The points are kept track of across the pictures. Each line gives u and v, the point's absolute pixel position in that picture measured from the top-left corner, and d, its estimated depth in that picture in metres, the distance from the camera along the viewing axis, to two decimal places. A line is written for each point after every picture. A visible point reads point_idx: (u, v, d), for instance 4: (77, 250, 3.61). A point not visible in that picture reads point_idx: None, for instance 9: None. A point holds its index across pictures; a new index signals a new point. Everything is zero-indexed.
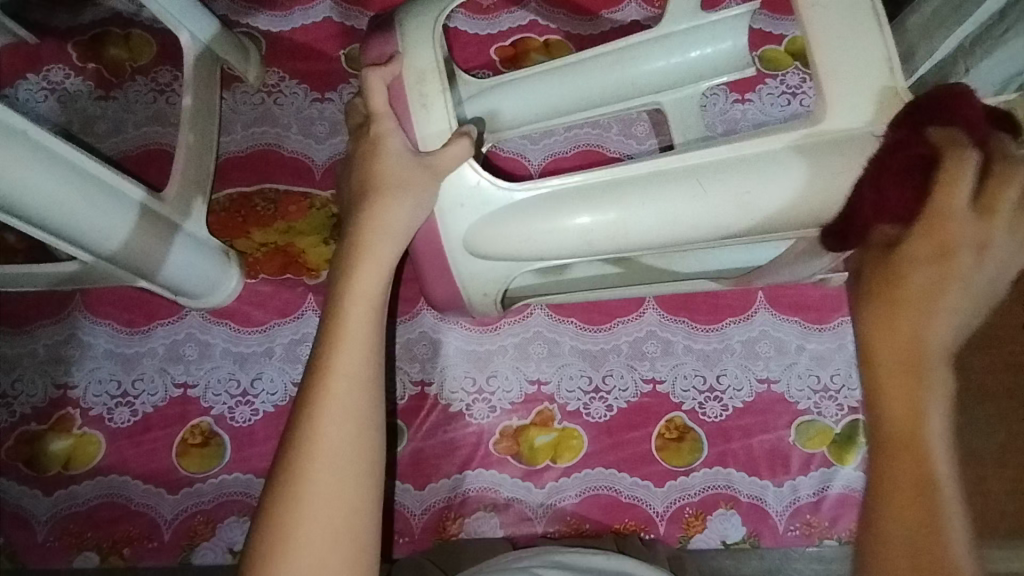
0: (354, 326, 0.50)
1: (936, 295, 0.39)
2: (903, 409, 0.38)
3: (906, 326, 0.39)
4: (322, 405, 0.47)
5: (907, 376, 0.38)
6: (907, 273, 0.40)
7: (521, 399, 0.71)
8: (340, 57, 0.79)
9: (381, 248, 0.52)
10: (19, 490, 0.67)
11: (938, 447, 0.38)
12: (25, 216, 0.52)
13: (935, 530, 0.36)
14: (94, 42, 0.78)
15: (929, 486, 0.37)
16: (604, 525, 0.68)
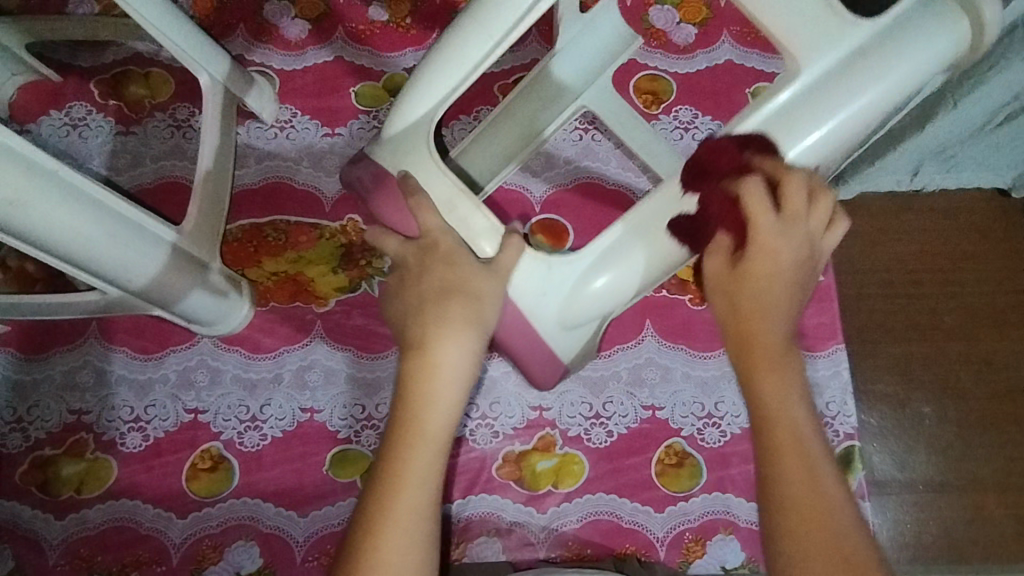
0: (454, 373, 0.53)
1: (778, 292, 0.49)
2: (775, 393, 0.48)
3: (758, 322, 0.49)
4: (415, 442, 0.51)
5: (773, 364, 0.48)
6: (773, 245, 0.49)
7: (523, 424, 0.73)
8: (351, 94, 0.82)
9: (491, 294, 0.55)
10: (31, 514, 0.68)
11: (796, 428, 0.47)
12: (62, 255, 0.55)
13: (817, 489, 0.44)
14: (115, 80, 0.82)
15: (802, 448, 0.46)
16: (605, 550, 0.69)
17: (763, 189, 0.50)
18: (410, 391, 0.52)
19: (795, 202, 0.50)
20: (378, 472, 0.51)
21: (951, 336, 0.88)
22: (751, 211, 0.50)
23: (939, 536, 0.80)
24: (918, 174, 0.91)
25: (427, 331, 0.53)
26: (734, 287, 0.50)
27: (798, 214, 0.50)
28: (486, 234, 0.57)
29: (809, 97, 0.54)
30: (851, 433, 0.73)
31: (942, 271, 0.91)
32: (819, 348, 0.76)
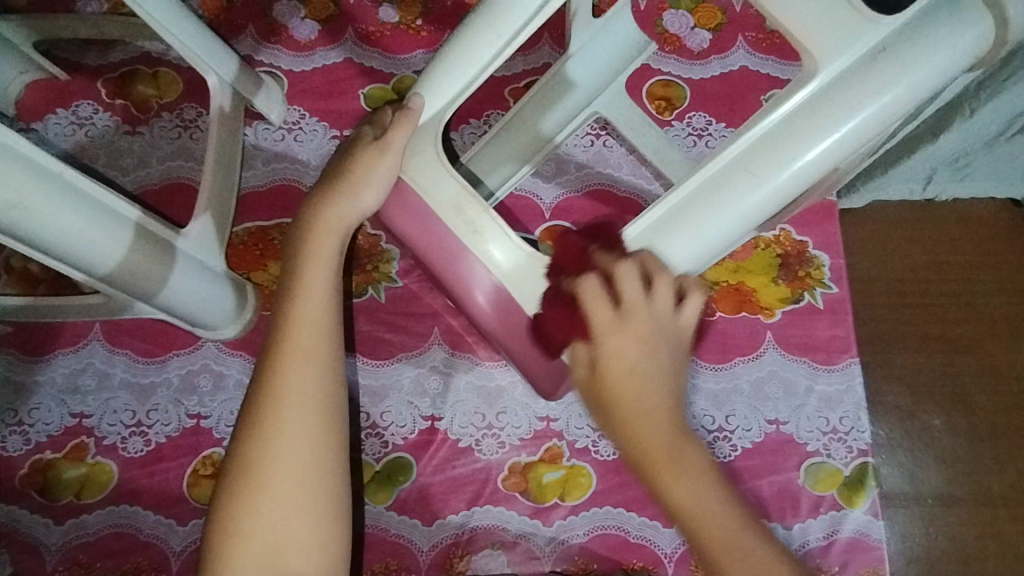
0: (297, 347, 0.55)
1: (653, 396, 0.50)
2: (691, 495, 0.48)
3: (643, 429, 0.49)
4: (270, 419, 0.53)
5: (674, 466, 0.48)
6: (617, 354, 0.51)
7: (530, 435, 0.71)
8: (360, 96, 0.81)
9: (314, 273, 0.58)
10: (30, 519, 0.67)
11: (719, 523, 0.47)
12: (73, 261, 0.55)
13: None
14: (123, 80, 0.81)
15: (728, 542, 0.47)
16: (612, 564, 0.68)
17: (599, 288, 0.53)
18: (259, 378, 0.56)
19: (630, 292, 0.52)
20: (245, 419, 0.55)
21: (961, 347, 0.87)
22: (585, 305, 0.52)
23: (948, 551, 0.80)
24: (931, 183, 0.90)
25: (278, 314, 0.57)
26: (606, 400, 0.51)
27: (646, 309, 0.52)
28: (352, 205, 0.59)
29: (817, 103, 0.51)
30: (865, 449, 0.72)
31: (954, 279, 0.90)
32: (833, 361, 0.74)
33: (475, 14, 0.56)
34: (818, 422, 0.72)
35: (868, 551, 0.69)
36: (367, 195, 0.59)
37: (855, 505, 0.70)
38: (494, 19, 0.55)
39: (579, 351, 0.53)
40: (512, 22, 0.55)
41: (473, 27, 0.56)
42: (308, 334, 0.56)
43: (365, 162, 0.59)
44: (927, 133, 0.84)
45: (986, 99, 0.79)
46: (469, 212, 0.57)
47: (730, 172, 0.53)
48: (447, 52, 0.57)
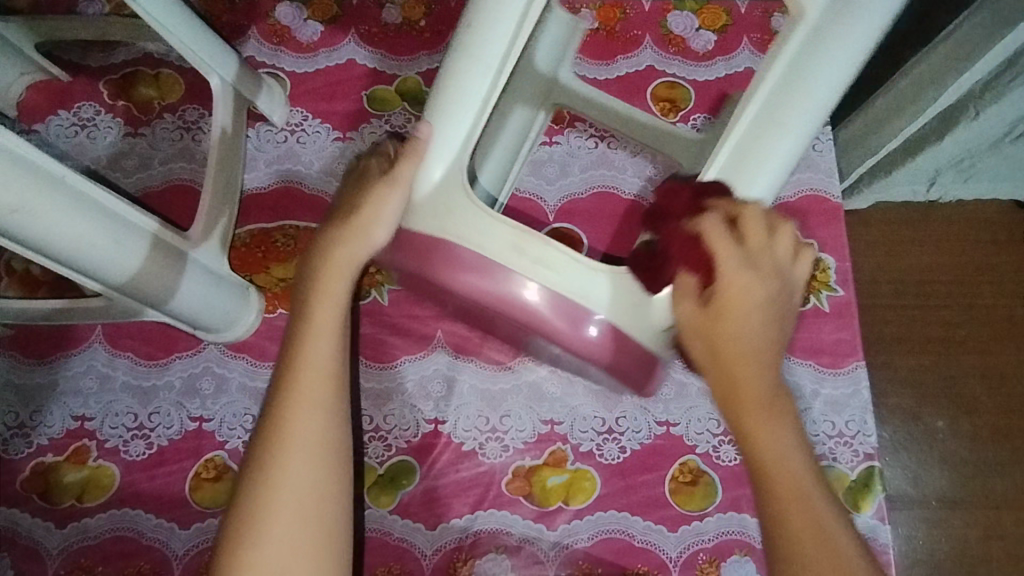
0: (306, 396, 0.54)
1: (757, 339, 0.49)
2: (774, 443, 0.48)
3: (741, 372, 0.49)
4: (274, 468, 0.52)
5: (770, 412, 0.49)
6: (730, 290, 0.49)
7: (534, 439, 0.71)
8: (362, 98, 0.81)
9: (322, 321, 0.56)
10: (32, 522, 0.67)
11: (797, 477, 0.47)
12: (82, 268, 0.55)
13: (820, 531, 0.45)
14: (124, 81, 0.80)
15: (801, 496, 0.46)
16: (617, 569, 0.67)
17: (722, 223, 0.50)
18: (265, 425, 0.54)
19: (753, 229, 0.50)
20: (252, 469, 0.53)
21: (964, 348, 0.89)
22: (710, 240, 0.50)
23: (952, 554, 0.80)
24: (935, 185, 0.92)
25: (286, 360, 0.56)
26: (707, 325, 0.50)
27: (769, 252, 0.50)
28: (364, 239, 0.57)
29: (794, 79, 0.54)
30: (871, 453, 0.71)
31: (957, 281, 0.93)
32: (839, 364, 0.74)
33: (460, 44, 0.57)
34: (823, 426, 0.72)
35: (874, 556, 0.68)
36: (378, 232, 0.57)
37: (862, 509, 0.69)
38: (480, 45, 0.56)
39: (682, 279, 0.51)
40: (499, 42, 0.56)
41: (463, 55, 0.57)
42: (313, 381, 0.55)
43: (375, 198, 0.57)
44: (931, 135, 0.84)
45: (992, 99, 0.76)
46: (535, 247, 0.56)
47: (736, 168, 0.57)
48: (445, 85, 0.58)
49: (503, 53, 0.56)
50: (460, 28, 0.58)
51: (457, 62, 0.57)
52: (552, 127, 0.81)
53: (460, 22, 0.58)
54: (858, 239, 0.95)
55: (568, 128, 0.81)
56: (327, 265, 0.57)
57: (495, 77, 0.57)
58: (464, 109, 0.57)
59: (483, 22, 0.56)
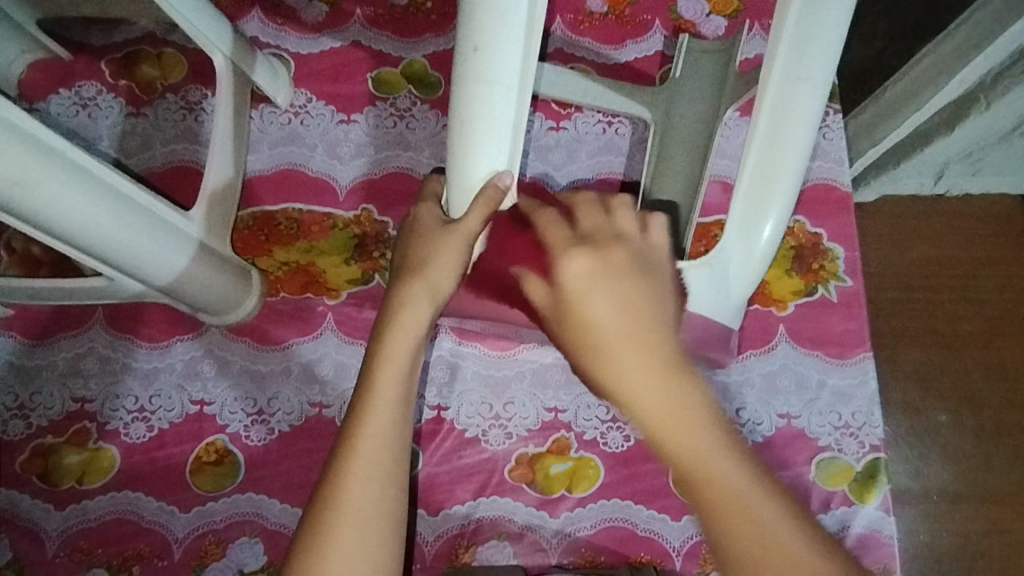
0: (365, 466, 0.50)
1: (632, 309, 0.47)
2: (678, 429, 0.44)
3: (648, 356, 0.46)
4: (327, 546, 0.48)
5: (667, 394, 0.45)
6: (567, 263, 0.49)
7: (538, 426, 0.70)
8: (367, 80, 0.80)
9: (386, 384, 0.52)
10: (31, 503, 0.66)
11: (716, 465, 0.44)
12: (84, 247, 0.54)
13: (776, 543, 0.42)
14: (126, 60, 0.79)
15: (741, 501, 0.43)
16: (619, 558, 0.67)
17: (558, 217, 0.52)
18: (322, 495, 0.50)
19: (601, 221, 0.51)
20: (312, 519, 0.50)
21: (969, 343, 0.89)
22: (551, 244, 0.50)
23: (954, 549, 0.80)
24: (942, 178, 0.92)
25: (347, 428, 0.51)
26: (574, 324, 0.48)
27: (609, 233, 0.50)
28: (430, 281, 0.54)
29: (784, 99, 0.58)
30: (878, 444, 0.70)
31: (963, 276, 0.92)
32: (846, 355, 0.73)
33: (470, 71, 0.51)
34: (829, 417, 0.71)
35: (879, 547, 0.67)
36: (445, 280, 0.54)
37: (867, 501, 0.69)
38: (492, 67, 0.51)
39: (534, 286, 0.51)
40: (513, 57, 0.51)
41: (475, 82, 0.51)
42: (372, 451, 0.50)
43: (444, 245, 0.54)
44: (940, 127, 0.83)
45: (1000, 92, 0.76)
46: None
47: (757, 189, 0.60)
48: (471, 121, 0.52)
49: (520, 68, 0.51)
50: (461, 50, 0.51)
51: (475, 91, 0.51)
52: (559, 112, 0.80)
53: (456, 45, 0.51)
54: (865, 231, 0.94)
55: (574, 113, 0.80)
56: (394, 324, 0.53)
57: (519, 96, 0.52)
58: (502, 138, 0.52)
59: (488, 39, 0.50)
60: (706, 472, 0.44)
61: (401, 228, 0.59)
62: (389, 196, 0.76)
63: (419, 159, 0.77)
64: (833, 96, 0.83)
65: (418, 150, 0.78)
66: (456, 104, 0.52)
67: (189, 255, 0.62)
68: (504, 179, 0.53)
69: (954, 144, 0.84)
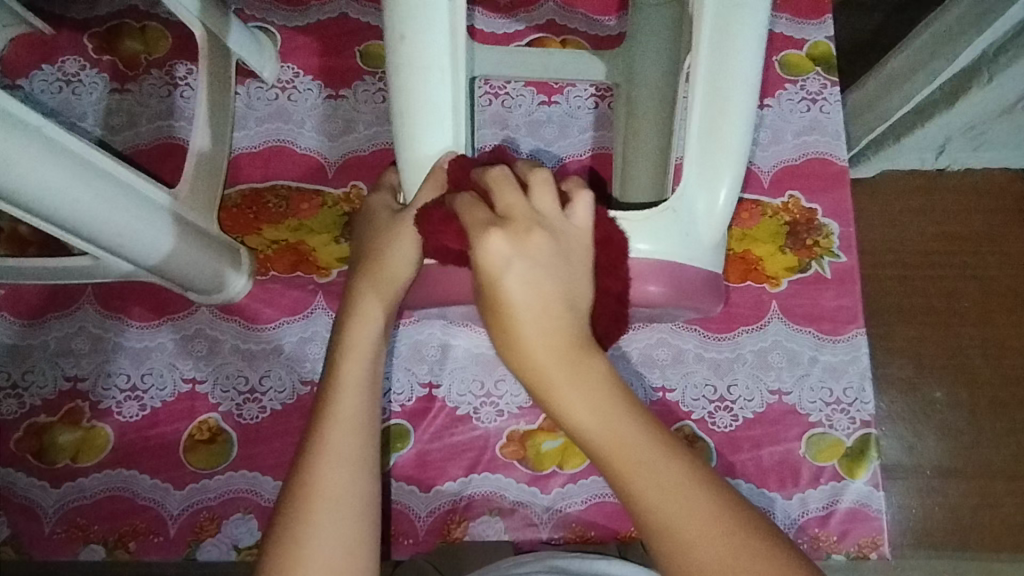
0: (334, 453, 0.49)
1: (545, 291, 0.41)
2: (584, 403, 0.41)
3: (576, 349, 0.41)
4: (298, 535, 0.46)
5: (569, 375, 0.41)
6: (485, 242, 0.41)
7: (529, 404, 0.71)
8: (356, 54, 0.79)
9: (351, 374, 0.52)
10: (27, 481, 0.67)
11: (622, 430, 0.41)
12: (70, 228, 0.54)
13: (676, 496, 0.40)
14: (109, 34, 0.78)
15: (639, 462, 0.41)
16: (610, 532, 0.67)
17: (475, 197, 0.44)
18: (291, 487, 0.49)
19: (515, 202, 0.43)
20: (283, 509, 0.48)
21: (964, 320, 0.88)
22: (469, 228, 0.42)
23: (945, 522, 0.80)
24: (943, 153, 0.91)
25: (314, 419, 0.51)
26: (493, 309, 0.41)
27: (528, 212, 0.43)
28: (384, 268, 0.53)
29: (721, 39, 0.50)
30: (868, 420, 0.70)
31: (961, 251, 0.91)
32: (839, 332, 0.73)
33: (406, 58, 0.48)
34: (821, 393, 0.71)
35: (867, 521, 0.68)
36: (400, 269, 0.52)
37: (857, 476, 0.69)
38: (426, 53, 0.48)
39: (482, 264, 0.43)
40: (443, 40, 0.48)
41: (412, 69, 0.48)
42: (341, 437, 0.50)
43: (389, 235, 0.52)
44: (942, 101, 0.81)
45: (1005, 64, 0.74)
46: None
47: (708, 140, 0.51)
48: (408, 107, 0.49)
49: (451, 49, 0.48)
50: (390, 37, 0.48)
51: (411, 77, 0.48)
52: (551, 86, 0.79)
53: (386, 36, 0.48)
54: (861, 206, 0.93)
55: (567, 87, 0.79)
56: (356, 315, 0.53)
57: (456, 77, 0.49)
58: (444, 121, 0.49)
59: (417, 25, 0.47)
60: (629, 448, 0.41)
61: (357, 220, 0.58)
62: (379, 172, 0.75)
63: None
64: (831, 68, 0.81)
65: None
66: (395, 91, 0.49)
67: (177, 235, 0.61)
68: (451, 161, 0.49)
69: (959, 117, 0.82)
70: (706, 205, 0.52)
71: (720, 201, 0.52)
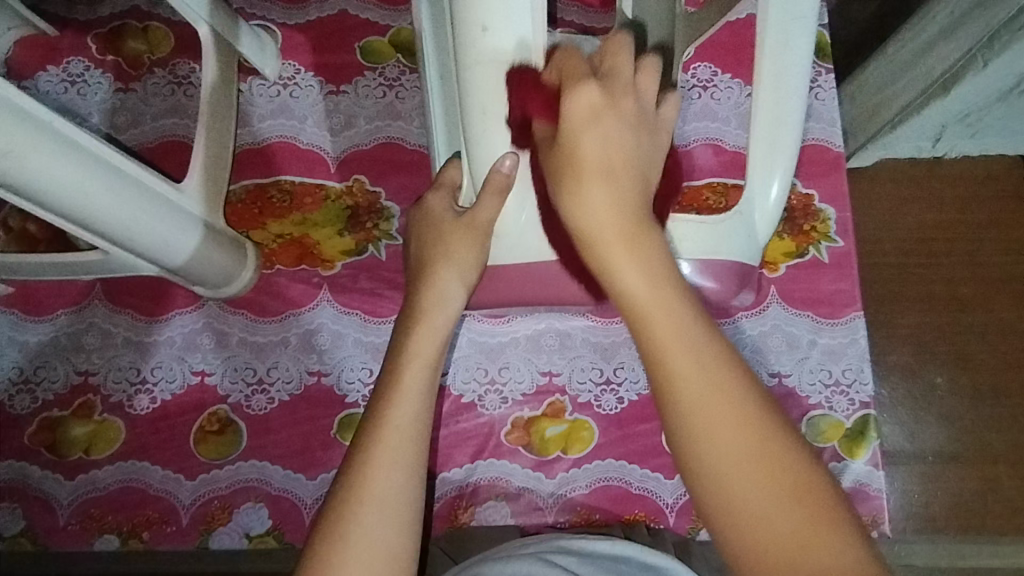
0: (389, 453, 0.50)
1: (619, 156, 0.45)
2: (640, 274, 0.44)
3: (632, 223, 0.44)
4: (349, 532, 0.47)
5: (629, 244, 0.44)
6: (574, 97, 0.44)
7: (533, 390, 0.72)
8: (356, 50, 0.80)
9: (411, 379, 0.52)
10: (42, 474, 0.68)
11: (676, 314, 0.43)
12: (84, 223, 0.55)
13: (708, 376, 0.42)
14: (113, 35, 0.79)
15: (684, 341, 0.43)
16: (614, 515, 0.69)
17: (574, 56, 0.47)
18: (343, 482, 0.50)
19: (621, 64, 0.46)
20: (333, 500, 0.49)
21: (965, 305, 0.89)
22: (562, 79, 0.45)
23: (946, 504, 0.81)
24: (940, 140, 0.91)
25: (371, 417, 0.51)
26: (567, 161, 0.45)
27: (629, 79, 0.46)
28: (453, 275, 0.55)
29: (779, 49, 0.59)
30: (867, 401, 0.71)
31: (959, 238, 0.92)
32: (837, 315, 0.74)
33: (475, 55, 0.47)
34: (820, 375, 0.72)
35: (868, 500, 0.69)
36: (467, 271, 0.55)
37: (856, 456, 0.70)
38: (508, 43, 0.46)
39: (540, 128, 0.47)
40: (524, 36, 0.46)
41: (486, 67, 0.47)
42: (397, 440, 0.50)
43: (458, 241, 0.54)
44: (938, 88, 0.81)
45: (999, 50, 0.74)
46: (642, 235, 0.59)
47: (770, 144, 0.60)
48: (483, 105, 0.49)
49: (532, 43, 0.46)
50: (466, 28, 0.46)
51: (484, 73, 0.47)
52: None
53: (459, 28, 0.47)
54: (860, 194, 0.94)
55: None
56: (422, 319, 0.54)
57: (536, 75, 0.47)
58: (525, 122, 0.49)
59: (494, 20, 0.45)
60: (662, 307, 0.43)
61: (415, 218, 0.59)
62: (381, 166, 0.76)
63: (410, 128, 0.77)
64: (826, 55, 0.82)
65: (409, 119, 0.78)
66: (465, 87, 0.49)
67: (187, 230, 0.63)
68: (510, 162, 0.50)
69: (954, 106, 0.83)
70: (762, 197, 0.61)
71: (772, 197, 0.61)
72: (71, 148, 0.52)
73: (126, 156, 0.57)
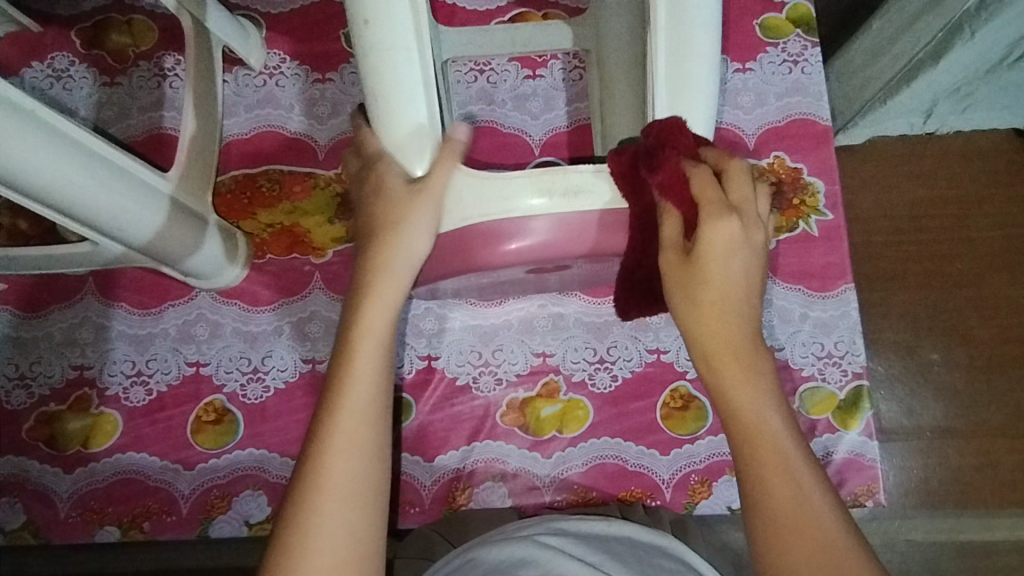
0: (353, 421, 0.50)
1: (744, 282, 0.46)
2: (744, 392, 0.46)
3: (738, 347, 0.46)
4: (318, 497, 0.48)
5: (736, 363, 0.46)
6: (719, 223, 0.45)
7: (527, 371, 0.72)
8: (341, 37, 0.79)
9: (365, 356, 0.51)
10: (40, 468, 0.68)
11: (776, 433, 0.45)
12: (78, 216, 0.56)
13: (807, 504, 0.43)
14: (96, 29, 0.79)
15: (786, 463, 0.44)
16: (610, 493, 0.69)
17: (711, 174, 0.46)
18: (310, 453, 0.50)
19: (745, 195, 0.47)
20: (299, 470, 0.50)
21: (961, 282, 0.89)
22: (703, 203, 0.45)
23: (946, 478, 0.82)
24: (932, 116, 0.92)
25: (332, 386, 0.51)
26: (694, 280, 0.46)
27: (750, 207, 0.47)
28: (399, 245, 0.51)
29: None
30: (859, 373, 0.72)
31: (956, 214, 0.92)
32: (828, 288, 0.74)
33: (364, 45, 0.50)
34: (812, 348, 0.73)
35: (862, 471, 0.70)
36: (415, 238, 0.52)
37: (851, 427, 0.70)
38: (390, 31, 0.49)
39: (669, 227, 0.47)
40: (406, 22, 0.49)
41: (376, 53, 0.50)
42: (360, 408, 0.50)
43: (398, 207, 0.51)
44: (926, 61, 0.82)
45: (985, 19, 0.75)
46: (557, 182, 0.53)
47: (680, 90, 0.53)
48: (381, 89, 0.50)
49: (414, 26, 0.50)
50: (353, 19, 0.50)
51: (377, 62, 0.50)
52: (534, 60, 0.80)
53: (350, 20, 0.50)
54: (851, 171, 0.94)
55: (550, 60, 0.80)
56: (373, 291, 0.52)
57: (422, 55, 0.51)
58: (418, 98, 0.51)
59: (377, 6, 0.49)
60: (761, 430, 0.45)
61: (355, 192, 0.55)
62: None
63: None
64: (811, 29, 0.82)
65: None
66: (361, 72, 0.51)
67: (179, 221, 0.63)
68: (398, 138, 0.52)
69: (943, 80, 0.84)
70: None
71: None
72: (65, 143, 0.53)
73: (119, 150, 0.58)
